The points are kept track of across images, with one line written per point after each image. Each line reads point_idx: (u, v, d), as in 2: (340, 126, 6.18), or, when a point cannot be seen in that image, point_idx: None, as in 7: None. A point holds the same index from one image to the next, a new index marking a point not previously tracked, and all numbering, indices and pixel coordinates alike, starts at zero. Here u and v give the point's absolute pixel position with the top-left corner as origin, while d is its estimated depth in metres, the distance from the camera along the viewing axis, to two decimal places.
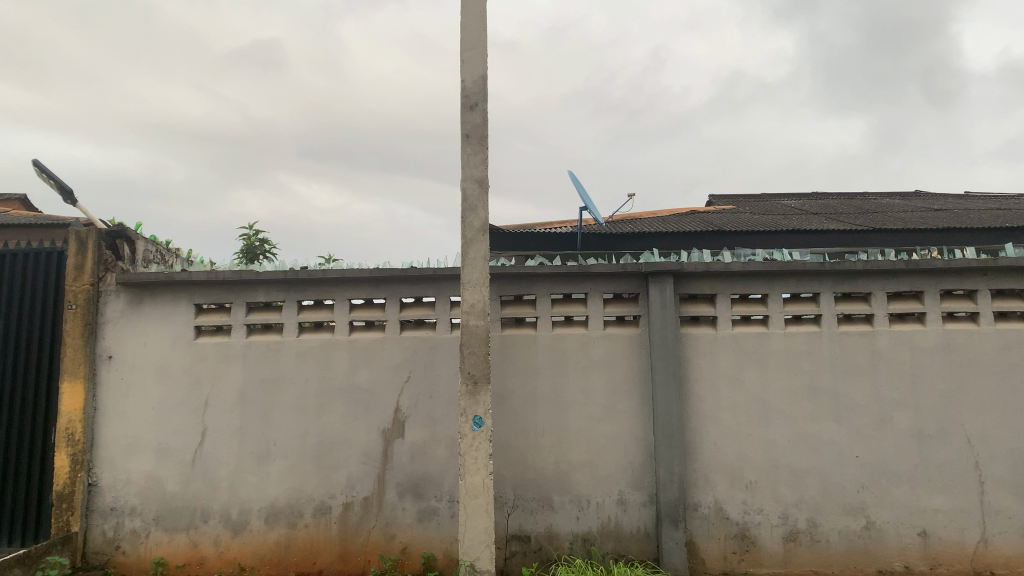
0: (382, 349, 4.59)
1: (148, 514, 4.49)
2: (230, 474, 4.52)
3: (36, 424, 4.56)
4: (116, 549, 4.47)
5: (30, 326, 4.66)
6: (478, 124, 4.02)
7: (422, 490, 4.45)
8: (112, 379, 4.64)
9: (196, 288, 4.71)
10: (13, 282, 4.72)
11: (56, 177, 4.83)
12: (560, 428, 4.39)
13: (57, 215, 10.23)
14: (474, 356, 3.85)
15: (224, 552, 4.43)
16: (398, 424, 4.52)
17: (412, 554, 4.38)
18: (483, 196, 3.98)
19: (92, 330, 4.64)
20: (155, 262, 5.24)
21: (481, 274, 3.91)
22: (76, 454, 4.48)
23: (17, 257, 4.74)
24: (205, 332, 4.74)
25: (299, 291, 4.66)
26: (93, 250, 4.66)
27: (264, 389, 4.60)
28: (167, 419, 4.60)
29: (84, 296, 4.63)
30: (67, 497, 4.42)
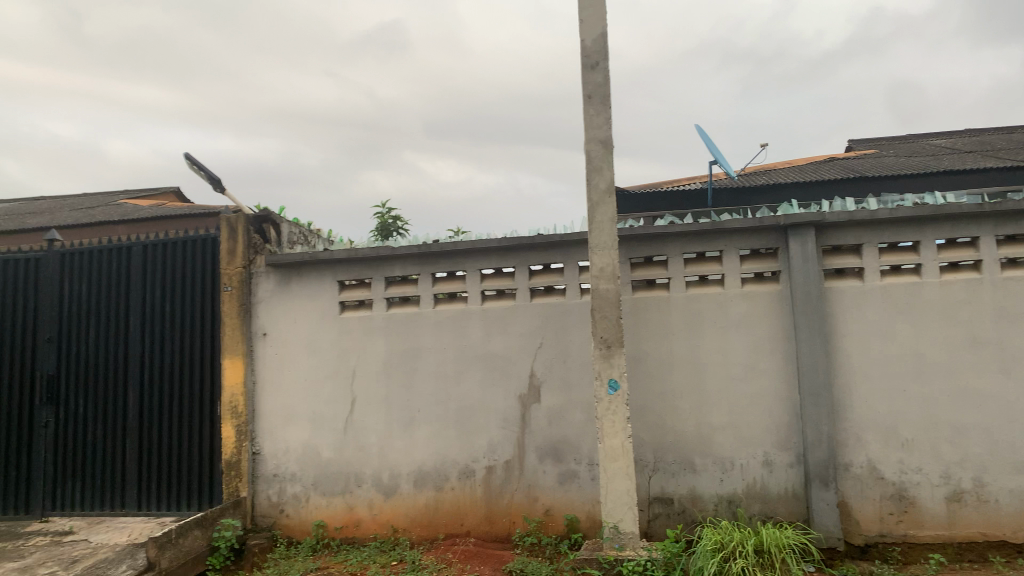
0: (516, 317, 4.65)
1: (307, 480, 4.78)
2: (378, 441, 4.73)
3: (202, 399, 4.93)
4: (281, 512, 4.80)
5: (192, 308, 5.04)
6: (599, 84, 3.96)
7: (562, 453, 4.49)
8: (267, 354, 4.96)
9: (337, 266, 4.93)
10: (174, 268, 5.11)
11: (205, 168, 5.17)
12: (699, 389, 4.31)
13: (208, 205, 10.91)
14: (606, 321, 3.83)
15: (378, 515, 4.66)
16: (535, 390, 4.57)
17: (555, 516, 4.45)
18: (609, 157, 3.93)
19: (246, 309, 4.96)
20: (299, 243, 5.52)
21: (610, 237, 3.87)
22: (241, 426, 4.84)
23: (176, 245, 5.12)
24: (348, 307, 4.95)
25: (432, 264, 4.78)
26: (243, 235, 5.00)
27: (405, 360, 4.77)
28: (319, 392, 4.86)
29: (238, 278, 4.96)
30: (236, 464, 4.79)
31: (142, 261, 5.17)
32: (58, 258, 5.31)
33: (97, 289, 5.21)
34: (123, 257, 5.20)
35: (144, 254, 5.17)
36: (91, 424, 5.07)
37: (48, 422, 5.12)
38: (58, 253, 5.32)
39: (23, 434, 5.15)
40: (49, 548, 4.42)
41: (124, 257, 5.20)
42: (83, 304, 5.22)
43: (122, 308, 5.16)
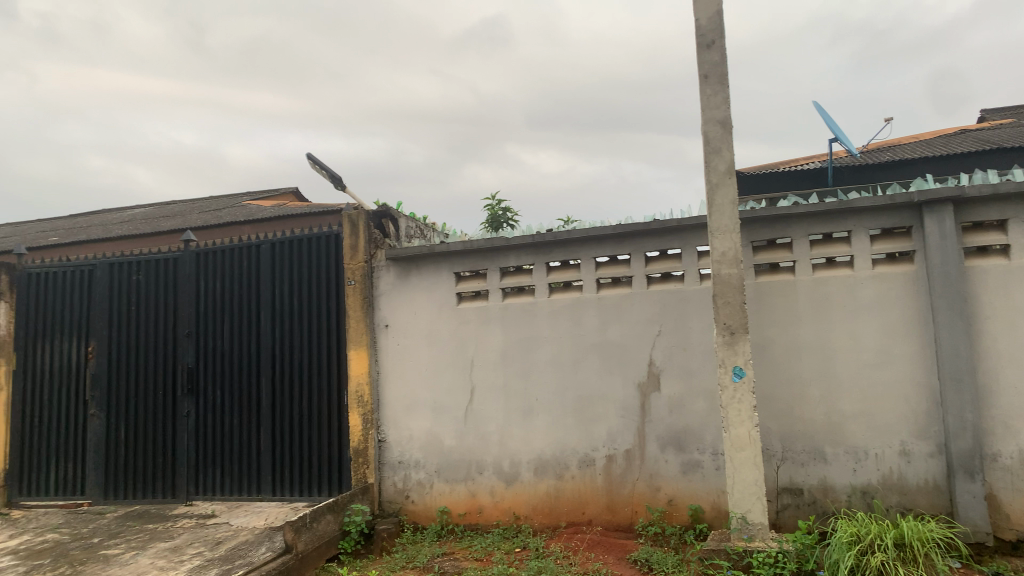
0: (633, 305, 4.59)
1: (430, 467, 4.90)
2: (498, 429, 4.79)
3: (330, 390, 5.12)
4: (406, 498, 4.93)
5: (318, 302, 5.24)
6: (717, 63, 3.85)
7: (684, 442, 4.41)
8: (389, 345, 5.10)
9: (453, 258, 5.01)
10: (300, 265, 5.33)
11: (327, 170, 5.46)
12: (829, 376, 4.14)
13: (326, 203, 11.31)
14: (730, 306, 3.73)
15: (501, 502, 4.72)
16: (654, 378, 4.51)
17: (678, 505, 4.39)
18: (728, 137, 3.82)
19: (369, 302, 5.12)
20: (416, 237, 5.65)
21: (731, 220, 3.77)
22: (366, 414, 5.00)
23: (302, 242, 5.34)
24: (465, 298, 5.02)
25: (547, 253, 4.78)
26: (364, 231, 5.16)
27: (523, 349, 4.80)
28: (439, 381, 4.96)
29: (361, 272, 5.13)
30: (363, 452, 4.95)
31: (270, 259, 5.41)
32: (194, 258, 5.64)
33: (230, 286, 5.50)
34: (253, 255, 5.47)
35: (272, 252, 5.42)
36: (227, 414, 5.36)
37: (189, 412, 5.46)
38: (194, 253, 5.65)
39: (168, 424, 5.50)
40: (195, 529, 4.70)
41: (253, 255, 5.47)
42: (218, 300, 5.52)
43: (253, 304, 5.42)
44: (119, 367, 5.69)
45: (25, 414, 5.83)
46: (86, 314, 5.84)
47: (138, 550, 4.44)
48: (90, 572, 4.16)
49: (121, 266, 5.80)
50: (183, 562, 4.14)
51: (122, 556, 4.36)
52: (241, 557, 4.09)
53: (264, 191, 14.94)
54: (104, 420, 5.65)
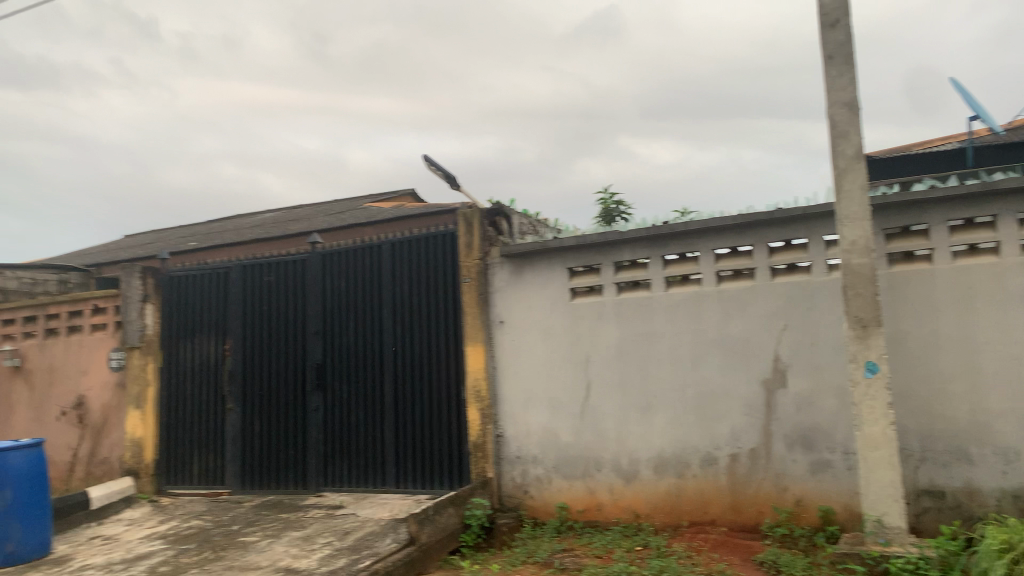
0: (755, 298, 4.44)
1: (549, 462, 4.91)
2: (617, 426, 4.74)
3: (450, 385, 5.22)
4: (525, 494, 4.96)
5: (437, 299, 5.35)
6: (842, 43, 3.67)
7: (813, 441, 4.22)
8: (505, 341, 5.14)
9: (568, 254, 4.99)
10: (419, 264, 5.46)
11: (443, 170, 5.70)
12: (973, 371, 3.86)
13: (443, 203, 11.53)
14: (861, 298, 3.54)
15: (620, 499, 4.67)
16: (779, 373, 4.34)
17: (807, 507, 4.21)
18: (855, 120, 3.63)
19: (484, 299, 5.18)
20: (529, 234, 5.68)
21: (861, 207, 3.58)
22: (485, 409, 5.06)
23: (420, 241, 5.46)
24: (580, 294, 4.99)
25: (663, 246, 4.69)
26: (478, 228, 5.23)
27: (640, 344, 4.73)
28: (556, 377, 4.95)
29: (476, 270, 5.20)
30: (482, 446, 5.02)
31: (391, 258, 5.57)
32: (319, 259, 5.88)
33: (354, 285, 5.70)
34: (374, 255, 5.65)
35: (393, 251, 5.57)
36: (353, 408, 5.56)
37: (318, 407, 5.69)
38: (320, 254, 5.89)
39: (298, 417, 5.76)
40: (325, 519, 4.90)
41: (375, 255, 5.64)
42: (343, 299, 5.73)
43: (376, 302, 5.60)
44: (253, 364, 6.00)
45: (170, 408, 6.25)
46: (222, 314, 6.19)
47: (274, 538, 4.67)
48: (231, 557, 4.42)
49: (253, 268, 6.12)
50: (314, 551, 4.32)
51: (259, 544, 4.59)
52: (368, 547, 4.23)
53: (382, 193, 15.39)
54: (240, 414, 5.97)
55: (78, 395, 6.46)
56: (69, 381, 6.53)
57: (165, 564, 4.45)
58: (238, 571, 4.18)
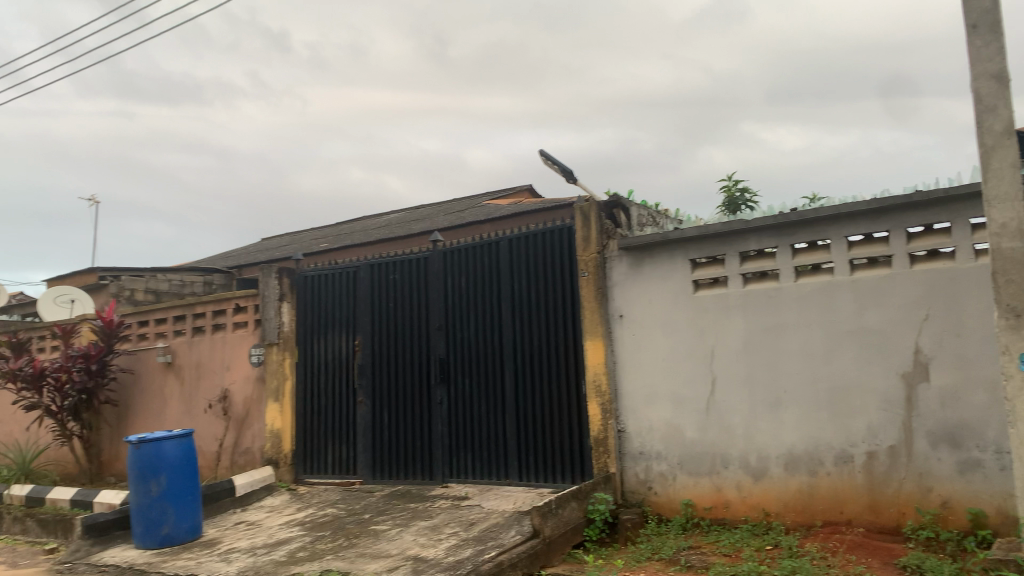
0: (893, 287, 4.19)
1: (673, 459, 4.81)
2: (744, 422, 4.59)
3: (570, 379, 5.22)
4: (649, 489, 4.88)
5: (555, 294, 5.36)
6: (987, 10, 3.40)
7: (960, 439, 3.95)
8: (626, 335, 5.09)
9: (689, 245, 4.89)
10: (537, 258, 5.48)
11: (559, 163, 5.72)
12: None
13: (561, 198, 11.49)
14: (1014, 285, 3.28)
15: (748, 497, 4.53)
16: (921, 367, 4.08)
17: (954, 509, 3.94)
18: (1005, 92, 3.35)
19: (604, 293, 5.15)
20: (649, 226, 5.59)
21: (1013, 186, 3.30)
22: (606, 404, 5.02)
23: (538, 237, 5.49)
24: (703, 286, 4.87)
25: (791, 235, 4.51)
26: (596, 221, 5.20)
27: (768, 337, 4.56)
28: (679, 371, 4.86)
29: (594, 263, 5.17)
30: (604, 441, 4.99)
31: (509, 254, 5.63)
32: (441, 257, 6.02)
33: (475, 281, 5.80)
34: (493, 251, 5.72)
35: (511, 247, 5.62)
36: (476, 402, 5.65)
37: (442, 400, 5.83)
38: (441, 251, 6.02)
39: (424, 410, 5.92)
40: (451, 510, 5.01)
41: (494, 251, 5.72)
42: (464, 294, 5.84)
43: (495, 297, 5.67)
44: (380, 359, 6.21)
45: (305, 402, 6.56)
46: (351, 311, 6.44)
47: (403, 527, 4.82)
48: (363, 545, 4.59)
49: (379, 267, 6.34)
50: (441, 540, 4.43)
51: (389, 532, 4.75)
52: (493, 538, 4.29)
53: (500, 190, 15.56)
54: (370, 407, 6.20)
55: (222, 388, 6.88)
56: (215, 375, 6.98)
57: (303, 550, 4.69)
58: (370, 558, 4.34)
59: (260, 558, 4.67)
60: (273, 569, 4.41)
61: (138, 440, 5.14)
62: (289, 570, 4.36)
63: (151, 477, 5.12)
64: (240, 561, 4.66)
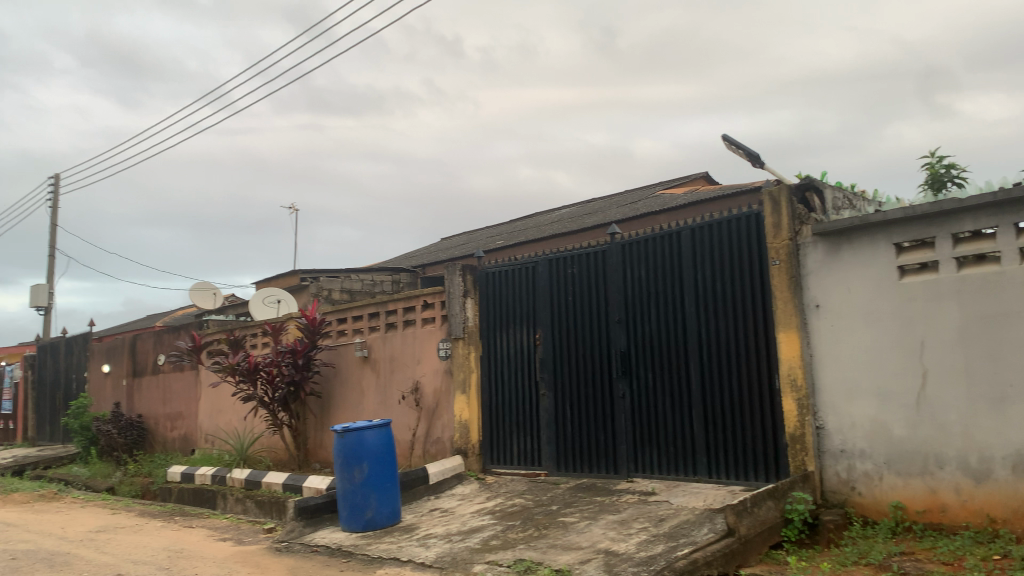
0: None
1: (879, 458, 4.49)
2: (961, 419, 4.20)
3: (761, 373, 5.02)
4: (852, 490, 4.59)
5: (743, 284, 5.17)
6: None
7: None
8: (822, 326, 4.80)
9: (893, 228, 4.55)
10: (721, 248, 5.31)
11: (744, 148, 5.56)
12: None
13: (741, 184, 11.01)
14: None
15: (969, 502, 4.14)
16: None
17: None
18: None
19: (797, 282, 4.89)
20: (846, 209, 5.25)
21: None
22: (801, 400, 4.78)
23: (722, 225, 5.32)
24: (909, 272, 4.51)
25: (1015, 213, 4.07)
26: (787, 206, 4.96)
27: (989, 326, 4.14)
28: (883, 364, 4.52)
29: (786, 251, 4.93)
30: (800, 438, 4.75)
31: (692, 245, 5.49)
32: (620, 250, 5.97)
33: (656, 273, 5.70)
34: (675, 242, 5.60)
35: (694, 237, 5.48)
36: (660, 396, 5.56)
37: (625, 394, 5.78)
38: (619, 244, 5.98)
39: (607, 404, 5.91)
40: (639, 505, 4.96)
41: (675, 242, 5.60)
42: (645, 287, 5.76)
43: (677, 289, 5.55)
44: (563, 353, 6.25)
45: (490, 394, 6.74)
46: (531, 306, 6.54)
47: (591, 520, 4.84)
48: (553, 535, 4.65)
49: (559, 262, 6.40)
50: (631, 535, 4.39)
51: (578, 525, 4.78)
52: (685, 535, 4.20)
53: (674, 178, 15.23)
54: (553, 400, 6.27)
55: (414, 380, 7.22)
56: (407, 368, 7.33)
57: (496, 538, 4.82)
58: (561, 549, 4.38)
59: (456, 544, 4.85)
60: (469, 556, 4.57)
61: (343, 430, 5.51)
62: (484, 557, 4.49)
63: (355, 464, 5.48)
64: (437, 546, 4.86)
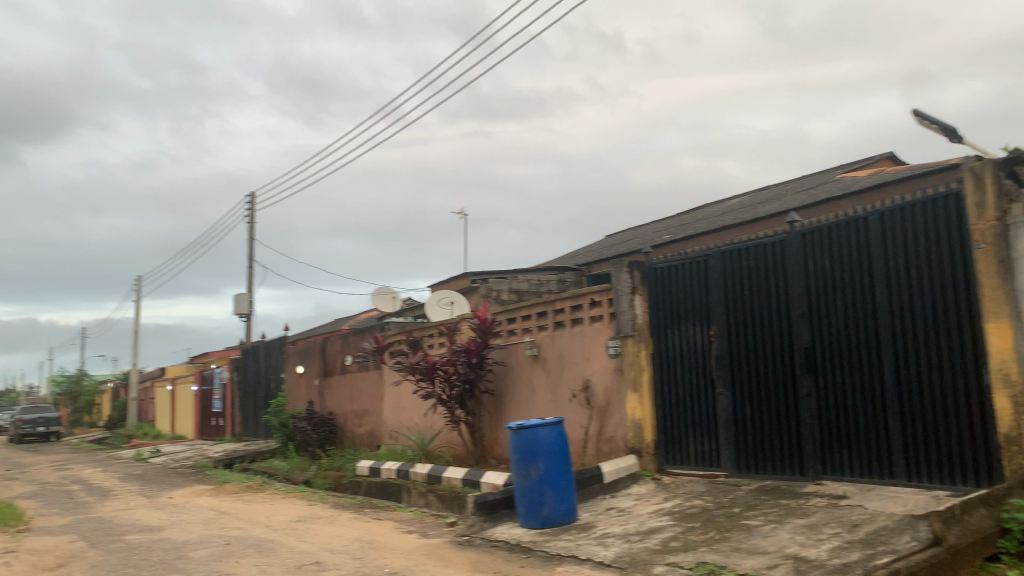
0: None
1: None
2: None
3: (966, 368, 4.58)
4: None
5: (942, 271, 4.75)
6: None
7: None
8: None
9: None
10: (915, 232, 4.90)
11: (938, 122, 5.11)
12: None
13: (934, 162, 10.11)
14: None
15: None
16: None
17: None
18: None
19: (1007, 266, 4.41)
20: None
21: None
22: (1016, 397, 4.30)
23: (916, 208, 4.90)
24: None
25: None
26: (992, 183, 4.49)
27: None
28: None
29: (992, 233, 4.47)
30: (1017, 440, 4.28)
31: (881, 230, 5.10)
32: (799, 239, 5.66)
33: (841, 262, 5.35)
34: (861, 228, 5.24)
35: (882, 222, 5.10)
36: (849, 393, 5.21)
37: (809, 392, 5.47)
38: (799, 233, 5.67)
39: (790, 401, 5.61)
40: (830, 509, 4.67)
41: (862, 228, 5.23)
42: (829, 277, 5.42)
43: (866, 279, 5.18)
44: (739, 349, 6.01)
45: (663, 392, 6.59)
46: (705, 301, 6.34)
47: (777, 523, 4.60)
48: (737, 539, 4.48)
49: (733, 254, 6.16)
50: (822, 540, 4.14)
51: (763, 528, 4.57)
52: (883, 543, 3.90)
53: (856, 160, 14.26)
54: (730, 398, 6.04)
55: (585, 378, 7.21)
56: (577, 366, 7.33)
57: (676, 539, 4.70)
58: (746, 553, 4.21)
59: (634, 545, 4.78)
60: (649, 556, 4.49)
61: (518, 427, 5.61)
62: (664, 558, 4.40)
63: (530, 461, 5.55)
64: (615, 546, 4.82)
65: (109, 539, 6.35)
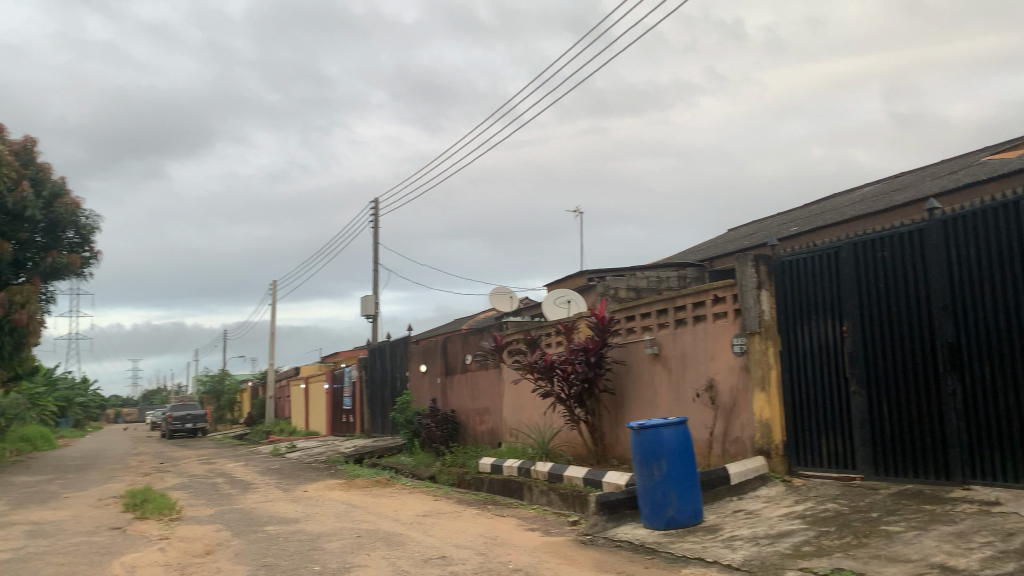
0: None
1: None
2: None
3: None
4: None
5: None
6: None
7: None
8: None
9: None
10: None
11: None
12: None
13: None
14: None
15: None
16: None
17: None
18: None
19: None
20: None
21: None
22: None
23: None
24: None
25: None
26: None
27: None
28: None
29: None
30: None
31: None
32: (941, 227, 5.31)
33: (989, 251, 4.98)
34: (1012, 213, 4.85)
35: None
36: (1001, 392, 4.84)
37: (955, 390, 5.11)
38: (941, 221, 5.31)
39: (934, 401, 5.26)
40: (980, 516, 4.34)
41: (1013, 214, 4.85)
42: (976, 267, 5.05)
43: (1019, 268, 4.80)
44: (876, 345, 5.69)
45: (792, 391, 6.34)
46: (837, 296, 6.04)
47: (921, 530, 4.33)
48: (876, 545, 4.24)
49: (867, 245, 5.84)
50: (973, 549, 3.85)
51: (905, 535, 4.30)
52: None
53: (1003, 140, 13.24)
54: (866, 397, 5.73)
55: (709, 378, 7.03)
56: (700, 365, 7.16)
57: (809, 544, 4.51)
58: (886, 560, 3.97)
59: (764, 548, 4.62)
60: (780, 561, 4.32)
61: (640, 427, 5.54)
62: (797, 564, 4.22)
63: (653, 461, 5.46)
64: (744, 549, 4.67)
65: (251, 529, 6.72)
